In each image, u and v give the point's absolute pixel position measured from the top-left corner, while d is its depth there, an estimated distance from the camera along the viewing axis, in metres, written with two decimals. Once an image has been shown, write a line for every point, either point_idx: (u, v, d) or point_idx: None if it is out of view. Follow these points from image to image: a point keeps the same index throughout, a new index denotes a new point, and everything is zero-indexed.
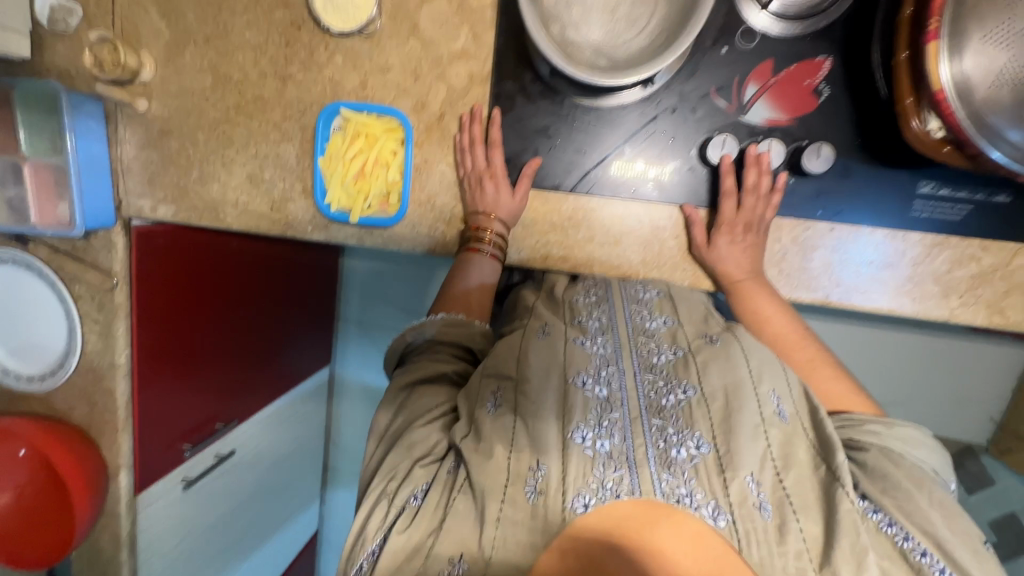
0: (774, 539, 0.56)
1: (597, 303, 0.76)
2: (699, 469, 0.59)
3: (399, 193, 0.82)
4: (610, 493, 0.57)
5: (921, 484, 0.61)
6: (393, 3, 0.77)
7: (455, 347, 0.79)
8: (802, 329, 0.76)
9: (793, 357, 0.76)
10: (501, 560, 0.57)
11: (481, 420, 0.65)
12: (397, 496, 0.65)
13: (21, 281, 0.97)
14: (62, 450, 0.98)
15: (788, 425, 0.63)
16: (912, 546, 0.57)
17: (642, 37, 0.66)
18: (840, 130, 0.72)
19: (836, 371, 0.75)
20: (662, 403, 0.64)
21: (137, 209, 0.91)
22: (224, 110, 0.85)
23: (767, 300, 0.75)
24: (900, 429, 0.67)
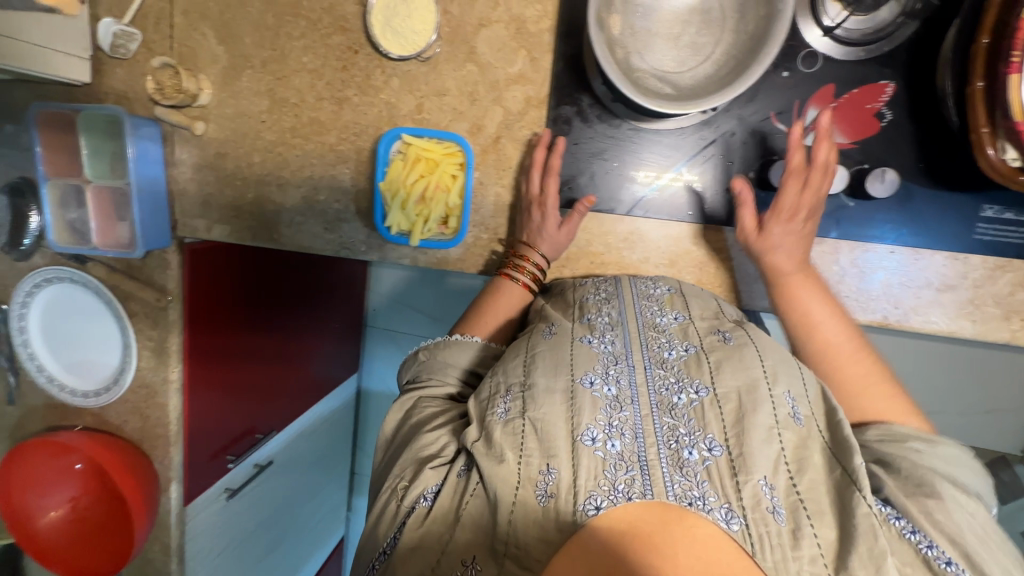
0: (788, 544, 0.46)
1: (606, 299, 0.71)
2: (711, 472, 0.50)
3: (458, 215, 0.81)
4: (620, 495, 0.49)
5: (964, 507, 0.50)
6: (451, 26, 0.78)
7: (463, 359, 0.72)
8: (857, 335, 0.67)
9: (841, 373, 0.65)
10: (513, 560, 0.49)
11: (493, 426, 0.56)
12: (406, 499, 0.58)
13: (78, 300, 0.99)
14: (117, 463, 0.99)
15: (804, 428, 0.53)
16: (937, 554, 0.46)
17: (708, 63, 0.67)
18: (903, 154, 0.71)
19: (894, 391, 0.62)
20: (673, 401, 0.56)
21: (192, 228, 0.93)
22: (280, 132, 0.86)
23: (817, 304, 0.68)
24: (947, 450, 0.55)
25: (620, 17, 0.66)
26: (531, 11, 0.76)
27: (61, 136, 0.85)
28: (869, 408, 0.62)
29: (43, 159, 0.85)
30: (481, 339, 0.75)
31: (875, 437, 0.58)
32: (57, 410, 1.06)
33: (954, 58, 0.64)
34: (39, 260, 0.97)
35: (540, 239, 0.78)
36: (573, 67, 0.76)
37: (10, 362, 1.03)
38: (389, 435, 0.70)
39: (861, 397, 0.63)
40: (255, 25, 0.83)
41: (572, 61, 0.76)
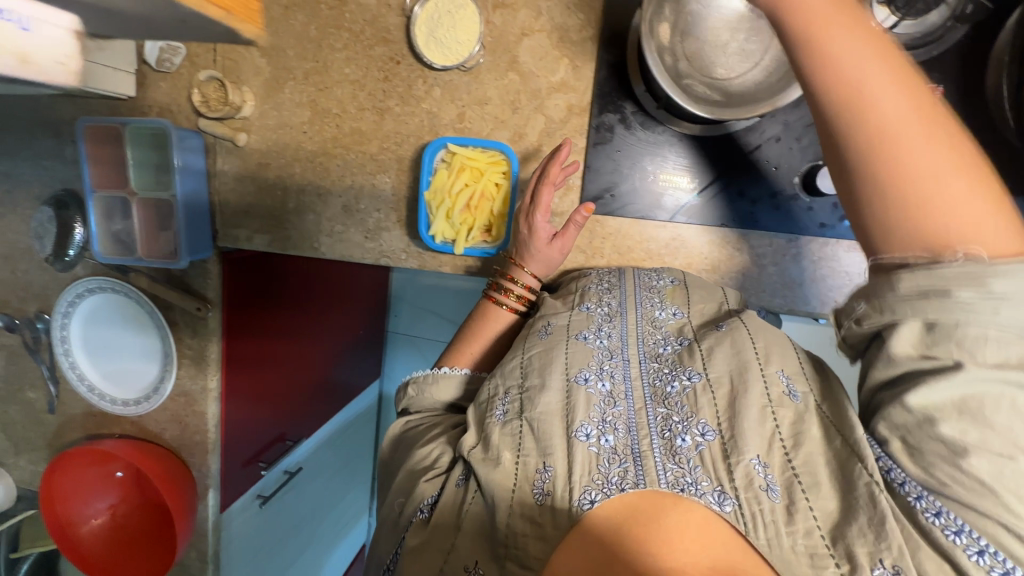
0: (781, 520, 0.43)
1: (608, 289, 0.71)
2: (705, 457, 0.48)
3: (502, 224, 0.80)
4: (614, 487, 0.46)
5: (997, 423, 0.37)
6: (493, 36, 0.79)
7: (451, 392, 0.70)
8: (928, 108, 0.40)
9: (913, 180, 0.39)
10: (514, 562, 0.46)
11: (491, 431, 0.54)
12: (406, 511, 0.57)
13: (118, 310, 1.00)
14: (158, 472, 1.00)
15: (802, 404, 0.50)
16: (926, 506, 0.41)
17: (757, 68, 0.66)
18: None
19: (990, 198, 0.39)
20: (667, 392, 0.54)
21: (232, 238, 0.94)
22: (321, 142, 0.87)
23: (869, 69, 0.41)
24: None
25: (670, 23, 0.67)
26: (574, 19, 0.77)
27: (108, 150, 0.87)
28: (960, 216, 0.38)
29: (90, 172, 0.86)
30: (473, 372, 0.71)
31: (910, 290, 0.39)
32: (96, 418, 1.07)
33: (1007, 62, 0.64)
34: (81, 270, 0.99)
35: (535, 260, 0.75)
36: (616, 75, 0.77)
37: (50, 371, 1.05)
38: (389, 454, 0.69)
39: (941, 202, 0.39)
40: (297, 38, 0.84)
41: (614, 69, 0.77)
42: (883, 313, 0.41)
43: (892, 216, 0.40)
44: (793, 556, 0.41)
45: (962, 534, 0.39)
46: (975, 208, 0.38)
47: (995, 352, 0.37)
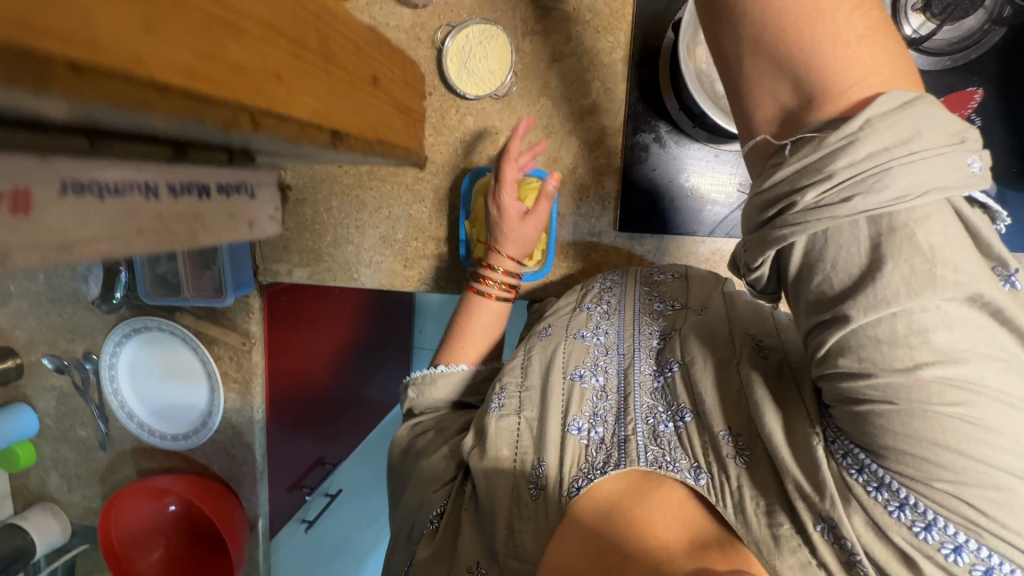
0: (747, 485, 0.46)
1: (610, 287, 0.76)
2: (685, 439, 0.53)
3: (543, 248, 0.83)
4: (598, 471, 0.52)
5: (901, 354, 0.35)
6: (524, 63, 0.80)
7: (447, 392, 0.73)
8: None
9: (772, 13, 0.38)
10: (514, 557, 0.51)
11: (486, 427, 0.61)
12: (422, 521, 0.62)
13: (164, 347, 1.02)
14: (211, 504, 1.02)
15: (772, 366, 0.53)
16: (850, 464, 0.40)
17: None
18: (996, 160, 0.71)
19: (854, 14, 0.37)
20: (652, 383, 0.61)
21: (273, 272, 0.96)
22: (357, 175, 0.88)
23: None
24: (876, 147, 0.35)
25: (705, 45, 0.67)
26: (604, 42, 0.78)
27: None
28: (824, 38, 0.37)
29: None
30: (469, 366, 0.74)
31: (772, 213, 0.40)
32: (146, 453, 1.10)
33: None
34: (126, 311, 1.01)
35: (512, 242, 0.76)
36: (648, 95, 0.77)
37: (98, 409, 1.08)
38: (400, 461, 0.73)
39: (806, 29, 0.37)
40: None
41: (646, 89, 0.77)
42: (762, 256, 0.42)
43: (759, 56, 0.39)
44: (755, 521, 0.44)
45: (883, 490, 0.38)
46: (840, 22, 0.37)
47: (869, 265, 0.36)
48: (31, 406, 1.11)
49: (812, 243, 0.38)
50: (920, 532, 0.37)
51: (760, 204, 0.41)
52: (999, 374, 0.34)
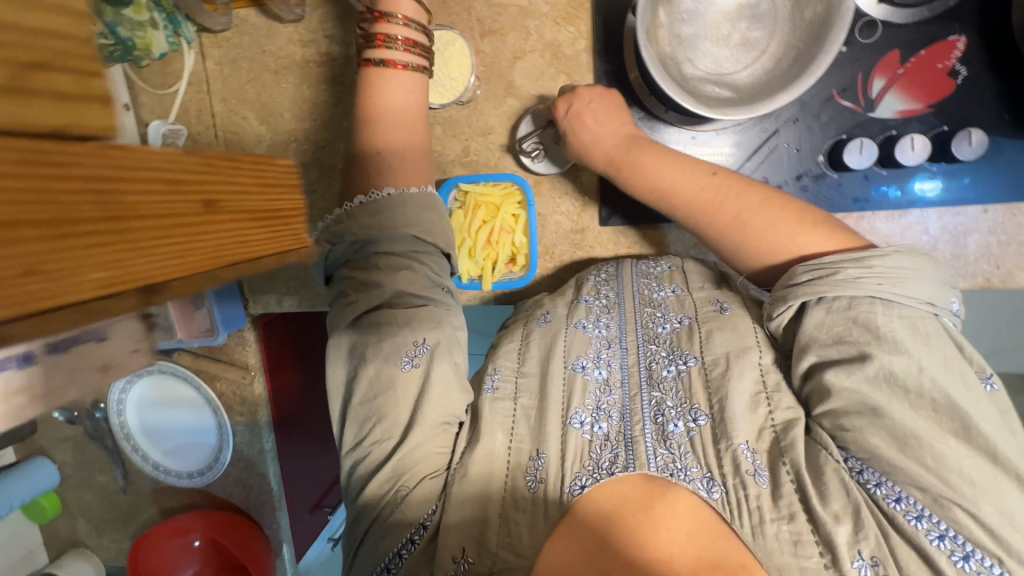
0: (767, 506, 0.48)
1: (606, 280, 0.73)
2: (695, 443, 0.53)
3: (525, 253, 0.78)
4: (604, 472, 0.52)
5: (921, 401, 0.47)
6: (486, 64, 0.78)
7: (375, 230, 0.65)
8: (708, 176, 0.64)
9: (715, 219, 0.63)
10: (506, 550, 0.50)
11: (482, 406, 0.60)
12: (410, 510, 0.53)
13: (168, 388, 1.03)
14: (232, 534, 1.05)
15: (794, 394, 0.56)
16: (887, 493, 0.46)
17: (764, 60, 0.65)
18: (986, 107, 0.68)
19: (773, 208, 0.60)
20: (662, 374, 0.60)
21: (264, 303, 0.95)
22: (334, 197, 0.87)
23: (669, 173, 0.65)
24: (885, 263, 0.51)
25: (665, 27, 0.65)
26: (564, 34, 0.75)
27: None
28: (771, 240, 0.59)
29: None
30: (397, 190, 0.66)
31: (807, 279, 0.54)
32: (166, 492, 1.12)
33: None
34: None
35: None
36: (617, 83, 0.74)
37: (113, 455, 1.09)
38: (343, 396, 0.62)
39: (784, 244, 0.58)
40: (291, 97, 0.85)
41: (614, 78, 0.74)
42: (787, 304, 0.55)
43: (752, 260, 0.61)
44: (775, 544, 0.46)
45: (921, 518, 0.45)
46: (804, 239, 0.58)
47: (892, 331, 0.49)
48: (50, 458, 1.13)
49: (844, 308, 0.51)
50: (959, 561, 0.43)
51: (803, 271, 0.55)
52: (992, 430, 0.45)
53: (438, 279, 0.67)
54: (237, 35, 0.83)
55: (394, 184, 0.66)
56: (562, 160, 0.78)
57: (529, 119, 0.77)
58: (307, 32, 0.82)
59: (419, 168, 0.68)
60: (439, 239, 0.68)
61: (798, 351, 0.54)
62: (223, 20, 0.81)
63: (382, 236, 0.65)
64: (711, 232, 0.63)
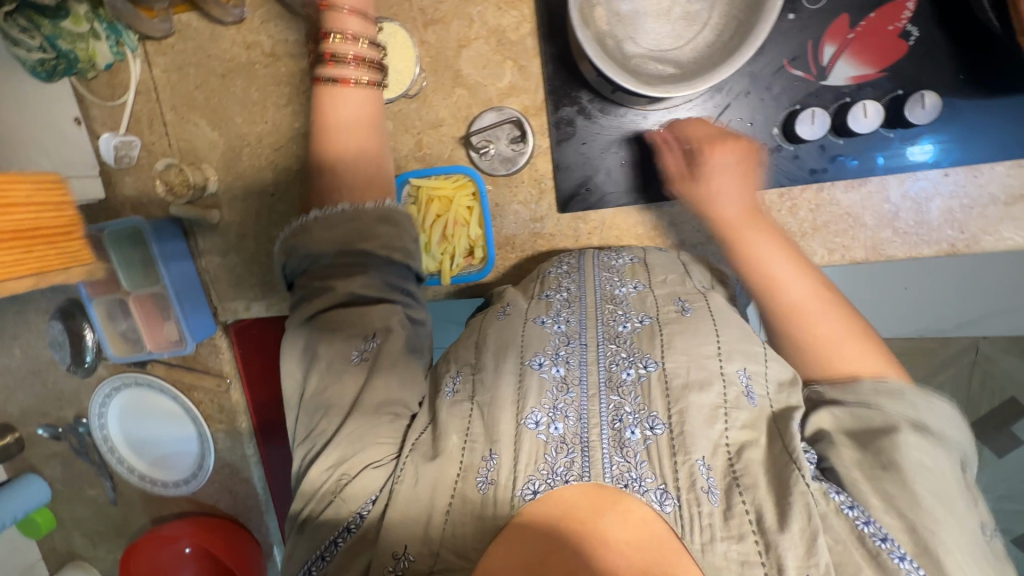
0: (717, 523, 0.46)
1: (568, 272, 0.71)
2: (652, 451, 0.50)
3: (482, 245, 0.78)
4: (558, 478, 0.49)
5: (936, 470, 0.48)
6: (431, 54, 0.76)
7: (329, 241, 0.65)
8: (821, 287, 0.62)
9: (812, 329, 0.61)
10: (448, 551, 0.49)
11: (438, 406, 0.58)
12: (348, 501, 0.54)
13: (147, 400, 1.04)
14: (218, 541, 1.05)
15: (756, 409, 0.53)
16: (874, 531, 0.45)
17: (705, 32, 0.63)
18: (939, 68, 0.66)
19: (865, 344, 0.59)
20: (621, 377, 0.55)
21: (232, 310, 0.94)
22: (291, 200, 0.86)
23: (773, 261, 0.63)
24: (939, 407, 0.53)
25: (603, 5, 0.63)
26: (507, 19, 0.73)
27: None
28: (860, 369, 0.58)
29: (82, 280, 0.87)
30: (351, 207, 0.66)
31: (868, 390, 0.54)
32: (155, 501, 1.13)
33: None
34: (103, 369, 1.03)
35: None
36: (564, 66, 0.73)
37: (101, 468, 1.10)
38: (297, 389, 0.63)
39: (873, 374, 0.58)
40: (240, 100, 0.84)
41: (561, 61, 0.73)
42: (844, 394, 0.55)
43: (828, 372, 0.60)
44: (723, 562, 0.45)
45: (905, 560, 0.44)
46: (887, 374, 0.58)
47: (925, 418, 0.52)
48: (39, 474, 1.14)
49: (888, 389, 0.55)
50: None
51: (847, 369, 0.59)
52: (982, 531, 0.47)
53: (397, 282, 0.66)
54: (180, 41, 0.83)
55: (349, 200, 0.68)
56: (511, 162, 0.77)
57: (496, 113, 0.76)
58: (250, 33, 0.81)
59: (374, 180, 0.70)
60: (395, 247, 0.67)
61: (818, 407, 0.55)
62: (164, 27, 0.80)
63: (337, 247, 0.65)
64: (801, 337, 0.61)
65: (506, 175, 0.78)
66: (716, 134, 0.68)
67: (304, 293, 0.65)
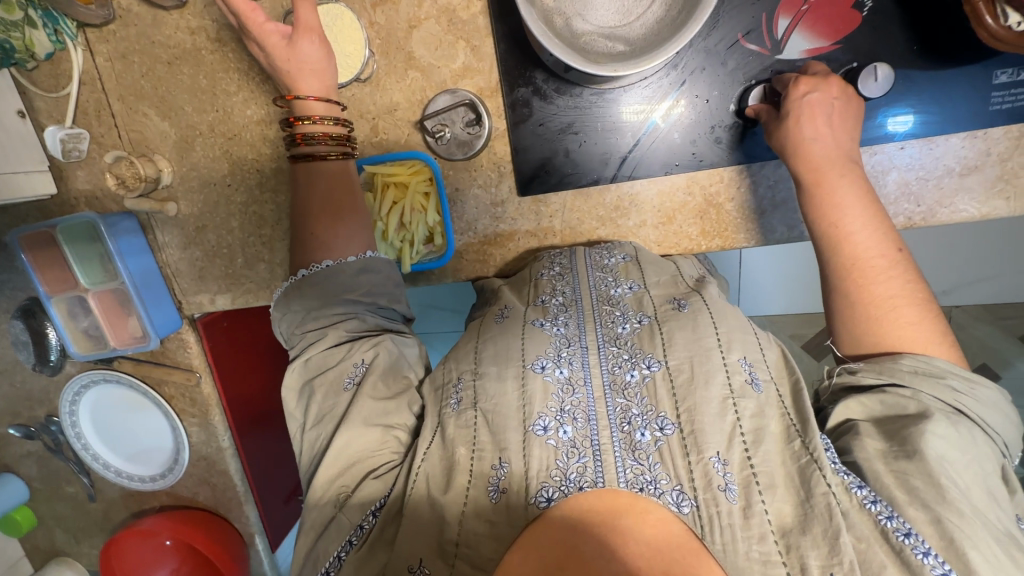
0: (738, 522, 0.45)
1: (561, 274, 0.68)
2: (664, 452, 0.49)
3: (442, 231, 0.78)
4: (572, 485, 0.48)
5: (965, 462, 0.46)
6: (382, 35, 0.74)
7: (315, 301, 0.66)
8: (894, 249, 0.57)
9: (870, 291, 0.56)
10: (464, 561, 0.48)
11: (445, 420, 0.56)
12: (349, 513, 0.55)
13: (118, 396, 1.03)
14: (201, 537, 1.05)
15: (762, 395, 0.52)
16: (896, 526, 0.44)
17: (656, 7, 0.61)
18: (894, 38, 0.65)
19: (920, 312, 0.55)
20: (626, 380, 0.54)
21: (197, 304, 0.93)
22: (249, 190, 0.85)
23: (853, 209, 0.58)
24: (981, 393, 0.51)
25: None
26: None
27: (46, 254, 0.85)
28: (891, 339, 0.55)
29: (39, 279, 0.86)
30: (333, 263, 0.66)
31: (908, 369, 0.52)
32: (134, 496, 1.13)
33: None
34: (71, 368, 1.01)
35: (304, 76, 0.66)
36: (516, 45, 0.71)
37: (79, 466, 1.10)
38: (300, 419, 0.64)
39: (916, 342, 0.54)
40: (190, 90, 0.81)
41: (513, 40, 0.71)
42: (878, 376, 0.53)
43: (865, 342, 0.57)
44: (746, 562, 0.44)
45: (930, 555, 0.42)
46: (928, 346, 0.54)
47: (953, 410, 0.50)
48: (16, 474, 1.14)
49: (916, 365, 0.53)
50: None
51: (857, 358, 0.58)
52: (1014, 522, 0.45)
53: (386, 324, 0.68)
54: (122, 27, 0.80)
55: (331, 255, 0.67)
56: (468, 146, 0.76)
57: (450, 95, 0.74)
58: (195, 18, 0.78)
59: (354, 232, 0.67)
60: (378, 294, 0.67)
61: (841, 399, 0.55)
62: (102, 13, 0.77)
63: (319, 305, 0.65)
64: (856, 295, 0.57)
65: (464, 159, 0.77)
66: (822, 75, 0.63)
67: (298, 348, 0.66)
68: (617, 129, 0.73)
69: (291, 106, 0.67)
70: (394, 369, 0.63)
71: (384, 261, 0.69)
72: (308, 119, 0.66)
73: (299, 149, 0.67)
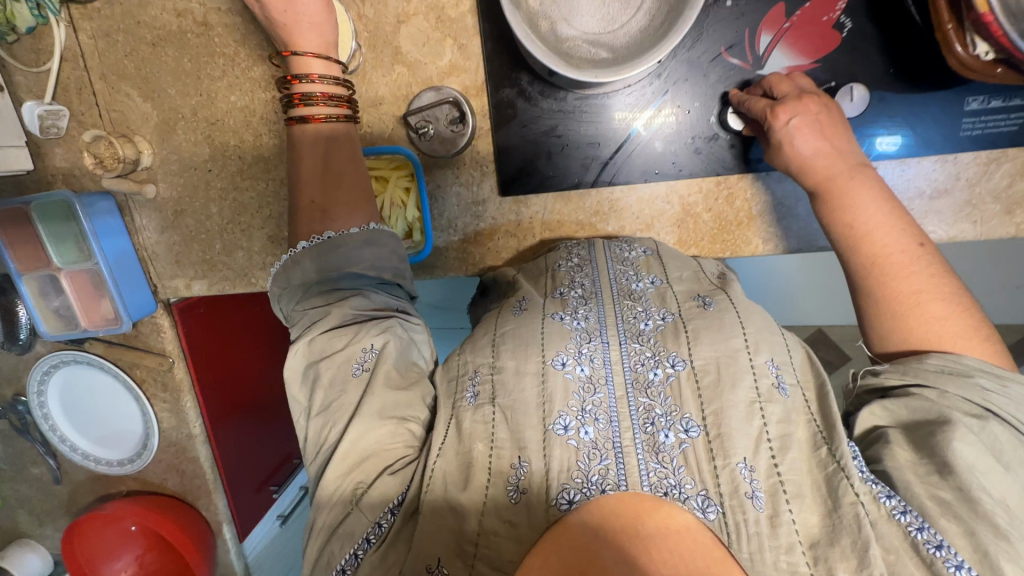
0: (766, 532, 0.44)
1: (580, 266, 0.68)
2: (689, 456, 0.48)
3: (421, 227, 0.79)
4: (595, 488, 0.46)
5: (998, 472, 0.45)
6: (370, 29, 0.74)
7: (317, 271, 0.65)
8: (915, 244, 0.58)
9: (893, 288, 0.57)
10: (483, 562, 0.46)
11: (461, 415, 0.54)
12: (367, 509, 0.53)
13: (87, 378, 1.02)
14: (166, 521, 1.04)
15: (790, 400, 0.51)
16: (927, 538, 0.43)
17: (641, 15, 0.62)
18: (871, 61, 0.66)
19: (951, 308, 0.55)
20: (649, 378, 0.53)
21: (172, 288, 0.92)
22: (230, 175, 0.84)
23: (867, 214, 0.59)
24: (1015, 392, 0.50)
25: None
26: None
27: (19, 230, 0.84)
28: (919, 335, 0.56)
29: (10, 255, 0.85)
30: (336, 233, 0.66)
31: (933, 369, 0.52)
32: (101, 480, 1.12)
33: None
34: (41, 347, 1.00)
35: (301, 30, 0.65)
36: (504, 46, 0.72)
37: (45, 446, 1.08)
38: (304, 405, 0.63)
39: (942, 338, 0.55)
40: (173, 72, 0.81)
41: (500, 42, 0.72)
42: (902, 377, 0.54)
43: (894, 339, 0.58)
44: (773, 571, 0.42)
45: (962, 568, 0.42)
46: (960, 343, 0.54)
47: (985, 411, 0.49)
48: None
49: (942, 366, 0.52)
50: None
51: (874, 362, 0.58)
52: None
53: (392, 301, 0.66)
54: (107, 6, 0.79)
55: (334, 226, 0.67)
56: (451, 144, 0.76)
57: (435, 92, 0.74)
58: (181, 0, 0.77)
59: (356, 202, 0.67)
60: (383, 267, 0.67)
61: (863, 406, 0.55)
62: None
63: (318, 275, 0.65)
64: (878, 292, 0.58)
65: (447, 156, 0.77)
66: (800, 91, 0.63)
67: (298, 325, 0.65)
68: (603, 134, 0.74)
69: (287, 62, 0.66)
70: (404, 359, 0.62)
71: (388, 234, 0.69)
72: (307, 78, 0.66)
73: (298, 113, 0.67)
